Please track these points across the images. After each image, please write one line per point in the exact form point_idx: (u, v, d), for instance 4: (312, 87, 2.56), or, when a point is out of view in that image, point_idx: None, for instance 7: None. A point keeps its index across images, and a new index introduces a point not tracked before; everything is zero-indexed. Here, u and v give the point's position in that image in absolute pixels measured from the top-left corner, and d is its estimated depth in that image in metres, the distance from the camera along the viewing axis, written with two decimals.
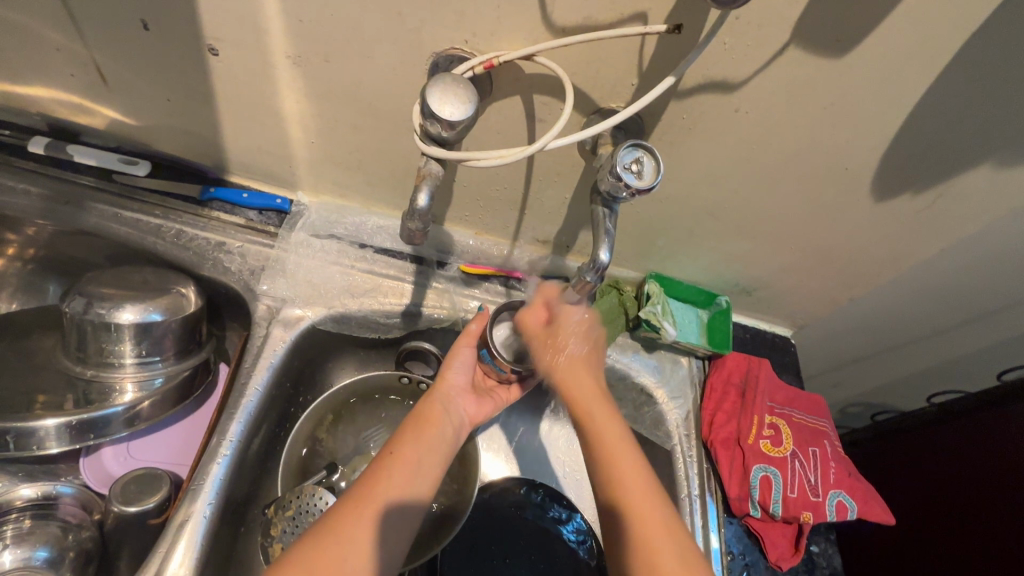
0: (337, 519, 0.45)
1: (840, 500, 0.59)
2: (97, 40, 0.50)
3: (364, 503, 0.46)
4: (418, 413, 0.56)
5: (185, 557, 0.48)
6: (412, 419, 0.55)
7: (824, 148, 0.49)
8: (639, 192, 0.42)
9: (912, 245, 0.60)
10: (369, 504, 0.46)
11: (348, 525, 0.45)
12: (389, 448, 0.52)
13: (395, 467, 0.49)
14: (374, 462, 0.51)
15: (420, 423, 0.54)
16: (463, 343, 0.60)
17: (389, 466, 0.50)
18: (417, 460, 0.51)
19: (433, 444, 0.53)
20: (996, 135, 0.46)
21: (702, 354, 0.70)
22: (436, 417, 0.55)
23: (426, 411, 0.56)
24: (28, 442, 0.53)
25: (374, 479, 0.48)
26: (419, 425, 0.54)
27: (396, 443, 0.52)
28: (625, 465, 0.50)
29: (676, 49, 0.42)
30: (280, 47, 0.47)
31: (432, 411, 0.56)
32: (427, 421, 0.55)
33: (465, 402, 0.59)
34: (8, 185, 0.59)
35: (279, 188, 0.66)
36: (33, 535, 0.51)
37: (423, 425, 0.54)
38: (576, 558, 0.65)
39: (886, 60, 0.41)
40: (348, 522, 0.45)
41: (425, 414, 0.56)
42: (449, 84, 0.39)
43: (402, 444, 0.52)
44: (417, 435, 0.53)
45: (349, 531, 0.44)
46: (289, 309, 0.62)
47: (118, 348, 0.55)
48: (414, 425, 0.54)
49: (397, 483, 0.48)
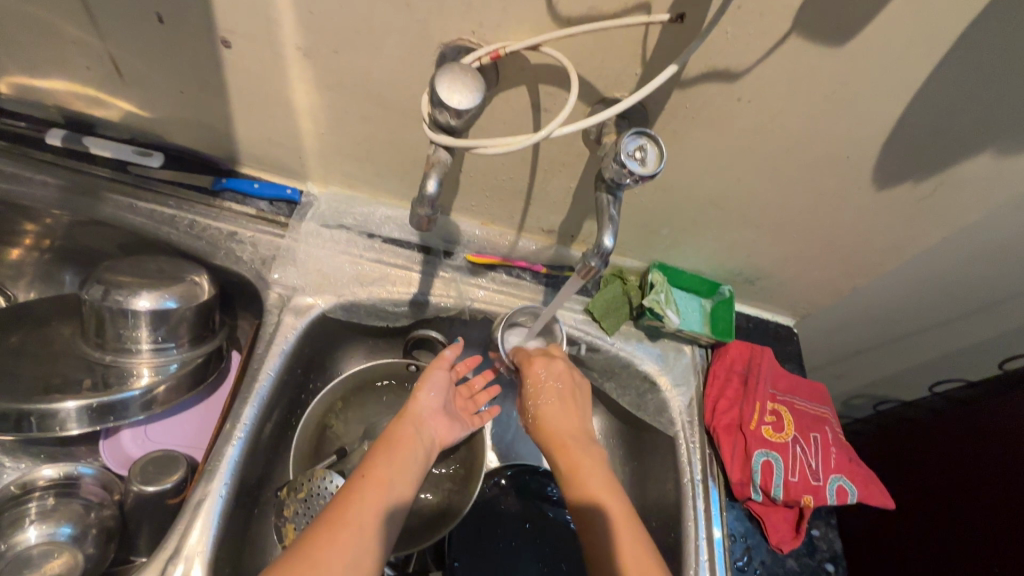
0: (316, 538, 0.44)
1: (840, 485, 0.60)
2: (112, 33, 0.51)
3: (348, 520, 0.46)
4: (389, 434, 0.56)
5: (202, 536, 0.50)
6: (382, 441, 0.55)
7: (826, 137, 0.50)
8: (643, 179, 0.43)
9: (914, 234, 0.60)
10: (347, 522, 0.46)
11: (328, 544, 0.44)
12: (360, 469, 0.51)
13: (368, 487, 0.49)
14: (346, 483, 0.50)
15: (392, 445, 0.54)
16: (436, 368, 0.61)
17: (362, 487, 0.49)
18: (390, 481, 0.51)
19: (406, 464, 0.54)
20: (996, 122, 0.47)
21: (705, 343, 0.71)
22: (408, 439, 0.56)
23: (397, 432, 0.56)
24: (51, 423, 0.56)
25: (347, 497, 0.48)
26: (392, 446, 0.54)
27: (368, 463, 0.52)
28: (600, 477, 0.55)
29: (679, 38, 0.43)
30: (291, 39, 0.48)
31: (403, 433, 0.56)
32: (399, 442, 0.55)
33: (438, 425, 0.60)
34: (25, 176, 0.61)
35: (289, 179, 0.67)
36: (58, 511, 0.54)
37: (395, 447, 0.54)
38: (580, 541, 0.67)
39: (887, 49, 0.42)
40: (330, 538, 0.44)
41: (394, 435, 0.56)
42: (457, 73, 0.40)
43: (373, 466, 0.52)
44: (390, 455, 0.53)
45: (331, 546, 0.44)
46: (300, 297, 0.64)
47: (135, 334, 0.57)
48: (385, 446, 0.54)
49: (374, 501, 0.49)
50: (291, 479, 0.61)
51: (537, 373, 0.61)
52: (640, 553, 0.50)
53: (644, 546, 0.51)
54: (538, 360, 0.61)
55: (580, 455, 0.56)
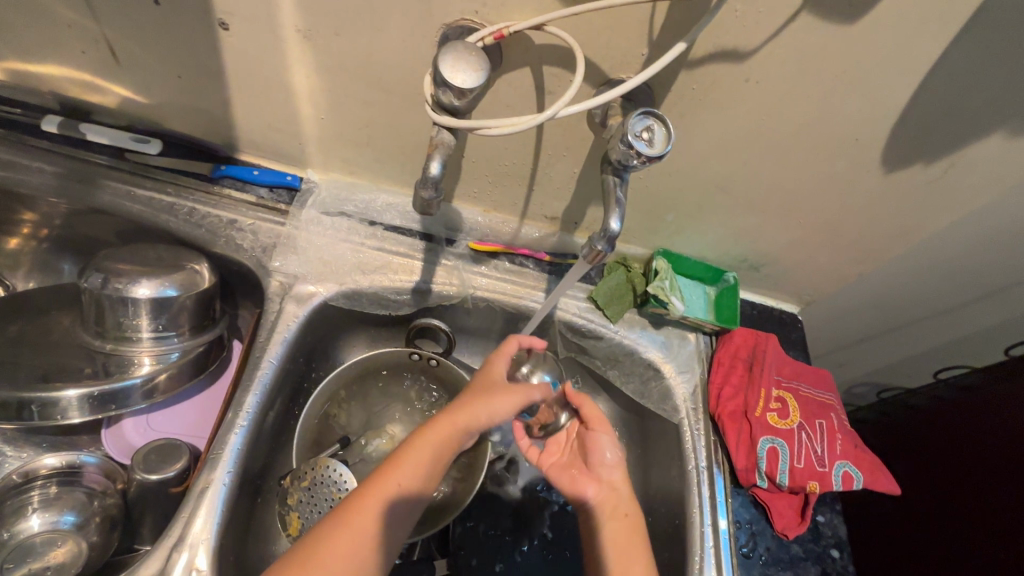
0: (321, 546, 0.45)
1: (846, 471, 0.60)
2: (108, 16, 0.50)
3: (360, 534, 0.47)
4: (432, 440, 0.53)
5: (207, 524, 0.50)
6: (419, 445, 0.53)
7: (833, 119, 0.49)
8: (650, 160, 0.42)
9: (922, 219, 0.60)
10: (354, 540, 0.46)
11: (330, 557, 0.45)
12: (391, 479, 0.50)
13: (391, 505, 0.49)
14: (369, 486, 0.49)
15: (431, 454, 0.53)
16: (512, 394, 0.57)
17: (384, 501, 0.49)
18: (412, 496, 0.51)
19: (432, 472, 0.53)
20: (1008, 102, 0.46)
21: (709, 330, 0.71)
22: (445, 450, 0.54)
23: (440, 441, 0.54)
24: (52, 412, 0.55)
25: (365, 508, 0.48)
26: (429, 458, 0.53)
27: (400, 473, 0.51)
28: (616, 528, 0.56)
29: (687, 16, 0.42)
30: (290, 21, 0.47)
31: (446, 443, 0.54)
32: (436, 453, 0.53)
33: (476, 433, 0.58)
34: (22, 163, 0.60)
35: (289, 166, 0.66)
36: (61, 500, 0.54)
37: (432, 458, 0.53)
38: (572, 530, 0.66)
39: (899, 26, 0.41)
40: (334, 548, 0.45)
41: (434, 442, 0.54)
42: (460, 51, 0.40)
43: (406, 478, 0.51)
44: (424, 466, 0.52)
45: (334, 559, 0.45)
46: (302, 285, 0.63)
47: (135, 322, 0.56)
48: (424, 454, 0.53)
49: (388, 520, 0.49)
50: (294, 468, 0.60)
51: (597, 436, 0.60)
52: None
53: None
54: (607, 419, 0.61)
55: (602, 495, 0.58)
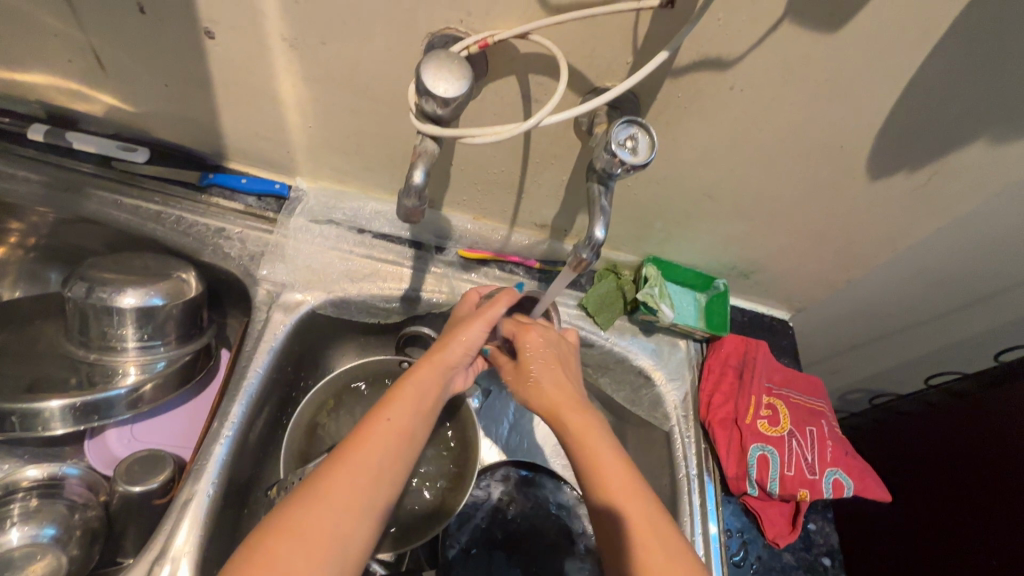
0: (326, 484, 0.43)
1: (837, 478, 0.60)
2: (94, 25, 0.50)
3: (358, 468, 0.44)
4: (420, 378, 0.51)
5: (190, 536, 0.49)
6: (410, 382, 0.51)
7: (818, 127, 0.49)
8: (634, 169, 0.42)
9: (909, 226, 0.60)
10: (357, 473, 0.44)
11: (336, 493, 0.42)
12: (385, 413, 0.48)
13: (390, 437, 0.47)
14: (364, 424, 0.47)
15: (423, 392, 0.51)
16: (482, 319, 0.56)
17: (383, 435, 0.47)
18: (413, 432, 0.48)
19: (428, 413, 0.51)
20: (990, 111, 0.47)
21: (699, 337, 0.70)
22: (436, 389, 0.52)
23: (428, 378, 0.52)
24: (34, 422, 0.54)
25: (364, 442, 0.45)
26: (422, 393, 0.51)
27: (394, 407, 0.48)
28: (603, 444, 0.50)
29: (671, 25, 0.42)
30: (276, 30, 0.47)
31: (434, 379, 0.52)
32: (427, 390, 0.51)
33: (461, 372, 0.57)
34: (9, 172, 0.60)
35: (277, 174, 0.66)
36: (40, 513, 0.53)
37: (423, 394, 0.51)
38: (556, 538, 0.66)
39: (881, 34, 0.42)
40: (340, 483, 0.43)
41: (423, 378, 0.52)
42: (443, 60, 0.40)
43: (400, 411, 0.48)
44: (418, 401, 0.50)
45: (339, 493, 0.42)
46: (289, 294, 0.63)
47: (120, 332, 0.56)
48: (416, 391, 0.50)
49: (391, 454, 0.46)
50: (282, 478, 0.60)
51: (527, 352, 0.57)
52: (650, 510, 0.46)
53: (655, 506, 0.47)
54: (532, 333, 0.58)
55: (586, 416, 0.53)
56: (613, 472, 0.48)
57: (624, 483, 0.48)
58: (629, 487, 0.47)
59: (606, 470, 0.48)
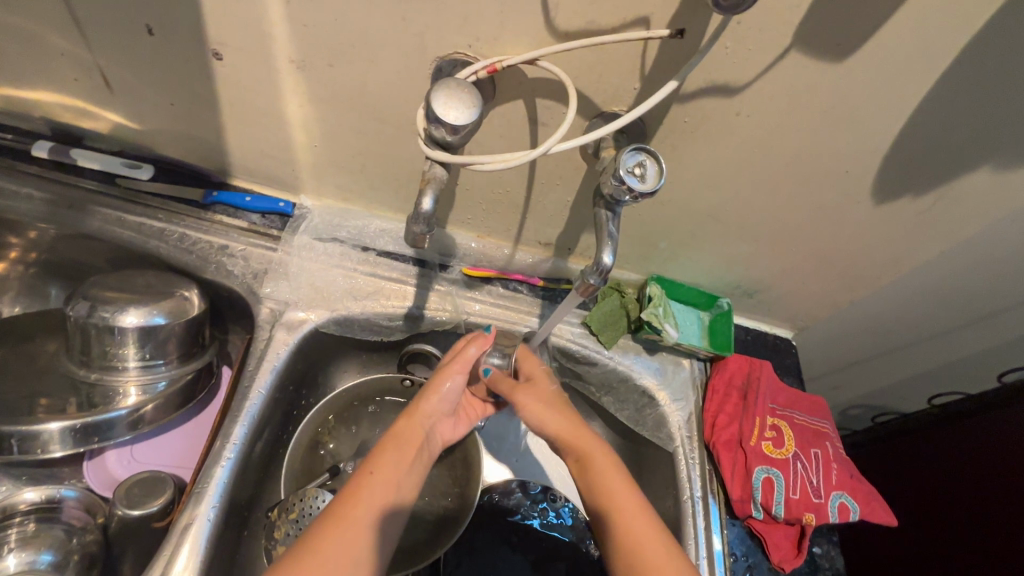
0: (318, 537, 0.42)
1: (842, 502, 0.59)
2: (101, 45, 0.50)
3: (351, 519, 0.44)
4: (401, 431, 0.53)
5: (189, 561, 0.48)
6: (392, 438, 0.52)
7: (823, 152, 0.50)
8: (642, 196, 0.42)
9: (913, 247, 0.60)
10: (352, 523, 0.44)
11: (332, 542, 0.42)
12: (371, 464, 0.48)
13: (377, 487, 0.47)
14: (353, 477, 0.47)
15: (405, 443, 0.52)
16: (455, 366, 0.56)
17: (371, 484, 0.47)
18: (399, 482, 0.48)
19: (413, 465, 0.51)
20: (995, 138, 0.47)
21: (703, 356, 0.70)
22: (417, 443, 0.53)
23: (408, 431, 0.53)
24: (33, 444, 0.54)
25: (356, 495, 0.46)
26: (402, 444, 0.51)
27: (379, 459, 0.49)
28: (608, 466, 0.50)
29: (679, 53, 0.42)
30: (284, 51, 0.47)
31: (413, 433, 0.53)
32: (408, 443, 0.52)
33: (445, 421, 0.58)
34: (11, 189, 0.60)
35: (281, 192, 0.66)
36: (38, 538, 0.52)
37: (403, 444, 0.52)
38: (556, 543, 0.66)
39: (888, 63, 0.42)
40: (333, 536, 0.42)
41: (405, 433, 0.53)
42: (454, 87, 0.40)
43: (385, 462, 0.49)
44: (397, 452, 0.50)
45: (334, 544, 0.42)
46: (292, 312, 0.62)
47: (121, 351, 0.55)
48: (398, 443, 0.51)
49: (380, 501, 0.46)
50: (282, 498, 0.59)
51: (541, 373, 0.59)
52: (661, 542, 0.46)
53: (657, 534, 0.46)
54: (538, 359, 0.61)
55: (588, 440, 0.52)
56: (615, 485, 0.49)
57: (626, 496, 0.48)
58: (632, 508, 0.48)
59: (611, 490, 0.48)
